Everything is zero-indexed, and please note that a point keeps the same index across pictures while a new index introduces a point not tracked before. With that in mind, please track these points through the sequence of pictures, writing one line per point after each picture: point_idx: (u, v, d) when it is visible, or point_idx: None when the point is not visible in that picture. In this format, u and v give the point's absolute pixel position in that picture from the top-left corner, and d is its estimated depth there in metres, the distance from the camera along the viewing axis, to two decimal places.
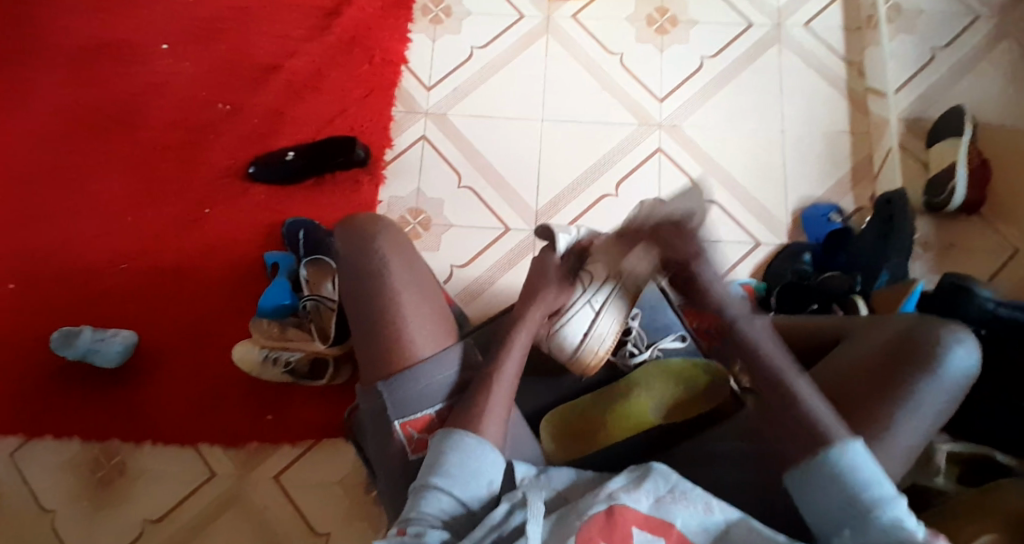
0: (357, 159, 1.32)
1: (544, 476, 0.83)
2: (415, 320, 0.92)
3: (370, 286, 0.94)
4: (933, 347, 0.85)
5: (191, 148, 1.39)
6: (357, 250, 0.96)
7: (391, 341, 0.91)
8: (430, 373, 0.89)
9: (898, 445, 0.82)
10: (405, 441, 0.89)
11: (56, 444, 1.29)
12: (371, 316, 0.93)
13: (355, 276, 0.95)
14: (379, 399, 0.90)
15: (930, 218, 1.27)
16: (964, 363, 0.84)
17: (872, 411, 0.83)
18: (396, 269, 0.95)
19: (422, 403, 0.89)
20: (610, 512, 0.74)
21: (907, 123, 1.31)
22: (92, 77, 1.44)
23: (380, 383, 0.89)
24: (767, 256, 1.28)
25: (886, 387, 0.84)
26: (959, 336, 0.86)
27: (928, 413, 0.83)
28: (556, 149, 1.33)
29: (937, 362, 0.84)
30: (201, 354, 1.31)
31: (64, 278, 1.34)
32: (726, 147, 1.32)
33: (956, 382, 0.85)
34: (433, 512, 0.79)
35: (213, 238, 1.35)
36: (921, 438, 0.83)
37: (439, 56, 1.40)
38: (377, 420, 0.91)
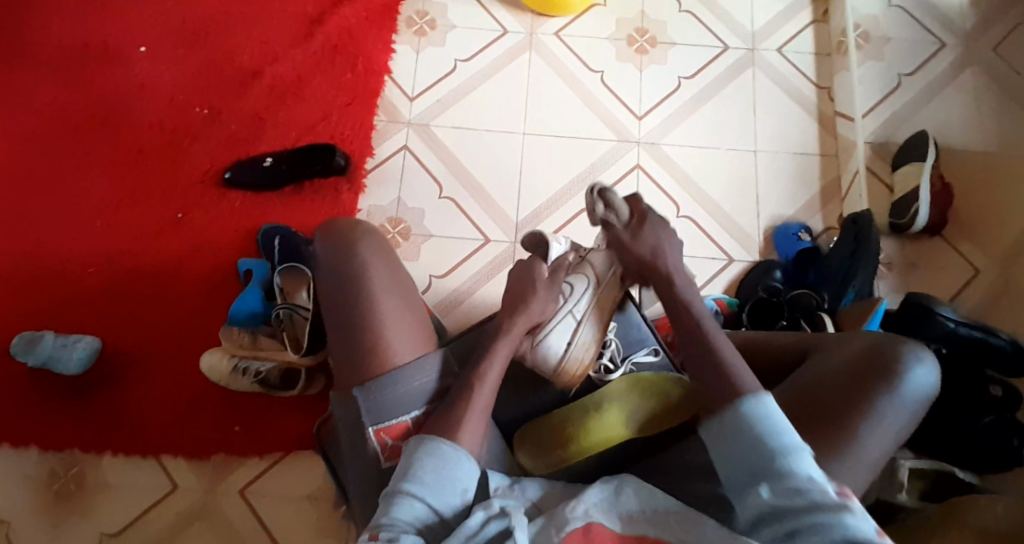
0: (337, 167, 1.32)
1: (519, 487, 0.83)
2: (393, 326, 0.90)
3: (349, 288, 0.91)
4: (897, 361, 0.87)
5: (165, 152, 1.37)
6: (336, 250, 0.94)
7: (369, 344, 0.88)
8: (410, 379, 0.87)
9: (865, 456, 0.84)
10: (380, 450, 0.87)
11: (12, 454, 1.23)
12: (348, 318, 0.90)
13: (333, 277, 0.93)
14: (354, 404, 0.87)
15: (895, 239, 1.32)
16: (926, 380, 0.87)
17: (840, 423, 0.85)
18: (376, 272, 0.93)
19: (399, 409, 0.87)
20: (587, 529, 0.74)
21: (874, 146, 1.36)
22: (63, 78, 1.41)
23: (357, 388, 0.87)
24: (740, 272, 1.30)
25: (853, 400, 0.85)
26: (921, 352, 0.88)
27: (892, 427, 0.85)
28: (537, 162, 1.34)
29: (901, 376, 0.86)
30: (169, 362, 1.28)
31: (26, 281, 1.29)
32: (702, 164, 1.35)
33: (919, 398, 0.87)
34: (406, 518, 0.77)
35: (185, 244, 1.32)
36: (886, 450, 0.85)
37: (422, 68, 1.40)
38: (352, 427, 0.88)
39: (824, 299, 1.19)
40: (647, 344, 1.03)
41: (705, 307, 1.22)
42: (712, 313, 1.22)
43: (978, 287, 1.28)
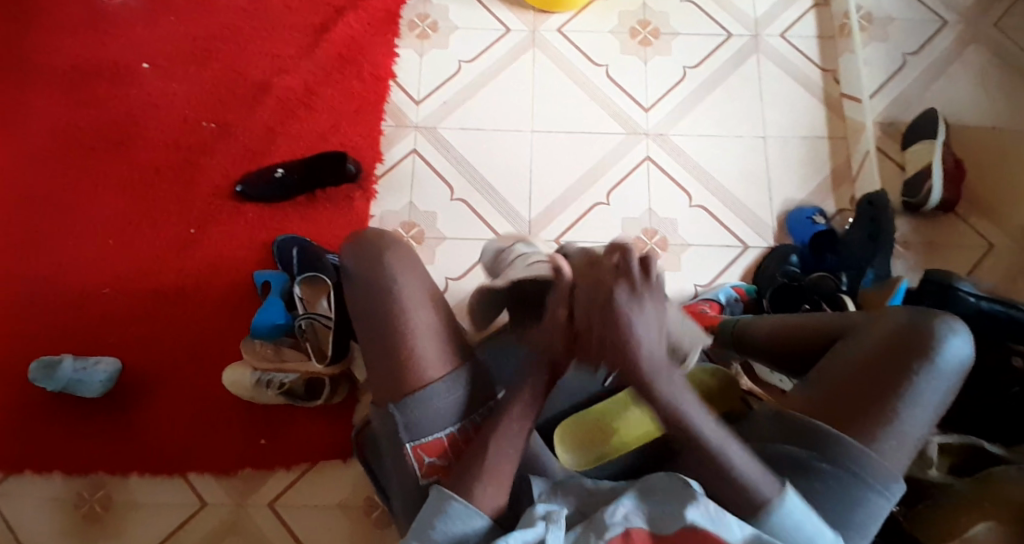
0: (348, 174, 1.32)
1: (560, 491, 0.83)
2: (423, 336, 0.90)
3: (379, 301, 0.92)
4: (933, 336, 0.87)
5: (174, 168, 1.36)
6: (367, 262, 0.94)
7: (399, 359, 0.89)
8: (442, 396, 0.87)
9: (905, 437, 0.85)
10: (417, 465, 0.88)
11: (38, 478, 1.24)
12: (377, 332, 0.91)
13: (362, 289, 0.94)
14: (391, 420, 0.88)
15: (910, 218, 1.32)
16: (961, 350, 0.87)
17: (880, 405, 0.85)
18: (403, 281, 0.93)
19: (435, 426, 0.88)
20: (627, 536, 0.75)
21: (883, 127, 1.36)
22: (67, 96, 1.40)
23: (393, 405, 0.88)
24: (757, 258, 1.31)
25: (891, 380, 0.86)
26: (955, 325, 0.88)
27: (930, 400, 0.86)
28: (547, 160, 1.34)
29: (936, 352, 0.86)
30: (191, 378, 1.28)
31: (42, 305, 1.29)
32: (712, 154, 1.35)
33: (955, 369, 0.87)
34: None
35: (200, 259, 1.32)
36: (925, 427, 0.86)
37: (426, 72, 1.40)
38: (391, 443, 0.90)
39: (843, 281, 1.20)
40: None
41: (724, 296, 1.25)
42: (732, 301, 1.25)
43: (996, 260, 1.28)
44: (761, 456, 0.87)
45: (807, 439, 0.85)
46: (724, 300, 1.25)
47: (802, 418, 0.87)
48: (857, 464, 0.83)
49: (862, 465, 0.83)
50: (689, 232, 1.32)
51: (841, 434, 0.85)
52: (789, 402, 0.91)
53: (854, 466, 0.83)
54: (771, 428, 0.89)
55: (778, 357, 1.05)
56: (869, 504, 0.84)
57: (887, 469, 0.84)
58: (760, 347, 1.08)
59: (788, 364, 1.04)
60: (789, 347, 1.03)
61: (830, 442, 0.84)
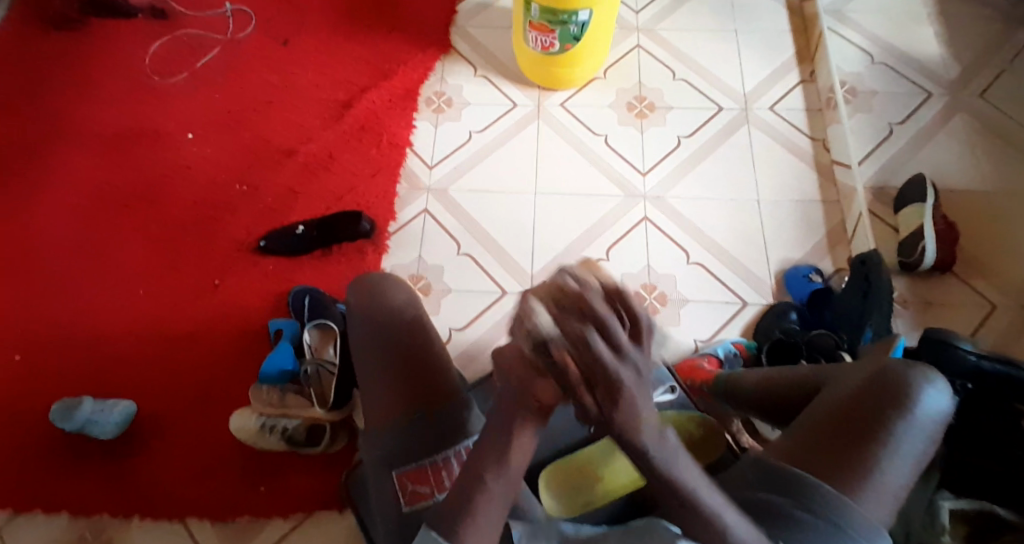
0: (362, 231, 1.41)
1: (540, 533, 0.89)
2: (412, 371, 1.00)
3: (373, 339, 1.03)
4: (909, 388, 0.92)
5: (203, 227, 1.46)
6: (370, 302, 1.06)
7: (387, 392, 0.99)
8: (430, 426, 0.96)
9: (887, 486, 0.88)
10: (399, 493, 0.93)
11: (44, 518, 1.26)
12: (368, 368, 1.02)
13: (361, 330, 1.05)
14: (378, 448, 0.96)
15: (906, 276, 1.35)
16: (940, 403, 0.92)
17: (858, 452, 0.89)
18: (397, 321, 1.04)
19: (417, 454, 0.95)
20: None
21: (873, 191, 1.41)
22: (115, 163, 1.53)
23: (374, 438, 0.98)
24: (755, 315, 1.34)
25: (869, 429, 0.90)
26: (929, 377, 0.93)
27: (910, 449, 0.90)
28: (549, 218, 1.41)
29: (912, 403, 0.91)
30: (202, 424, 1.32)
31: (68, 350, 1.36)
32: (709, 215, 1.42)
33: (935, 420, 0.92)
34: None
35: (219, 311, 1.39)
36: (906, 478, 0.89)
37: (440, 140, 1.51)
38: (378, 475, 0.96)
39: (842, 339, 1.21)
40: (663, 382, 1.19)
41: (723, 350, 1.28)
42: (731, 356, 1.28)
43: (996, 319, 1.30)
44: (742, 503, 0.90)
45: (788, 489, 0.88)
46: (722, 355, 1.28)
47: (787, 467, 0.90)
48: (838, 514, 0.86)
49: (841, 512, 0.86)
50: (687, 288, 1.36)
51: (824, 484, 0.88)
52: (773, 450, 0.94)
53: (836, 518, 0.85)
54: (756, 478, 0.91)
55: (763, 409, 1.09)
56: None
57: (868, 519, 0.86)
58: (747, 401, 1.11)
59: (775, 416, 1.07)
60: (776, 402, 1.06)
61: (810, 491, 0.87)
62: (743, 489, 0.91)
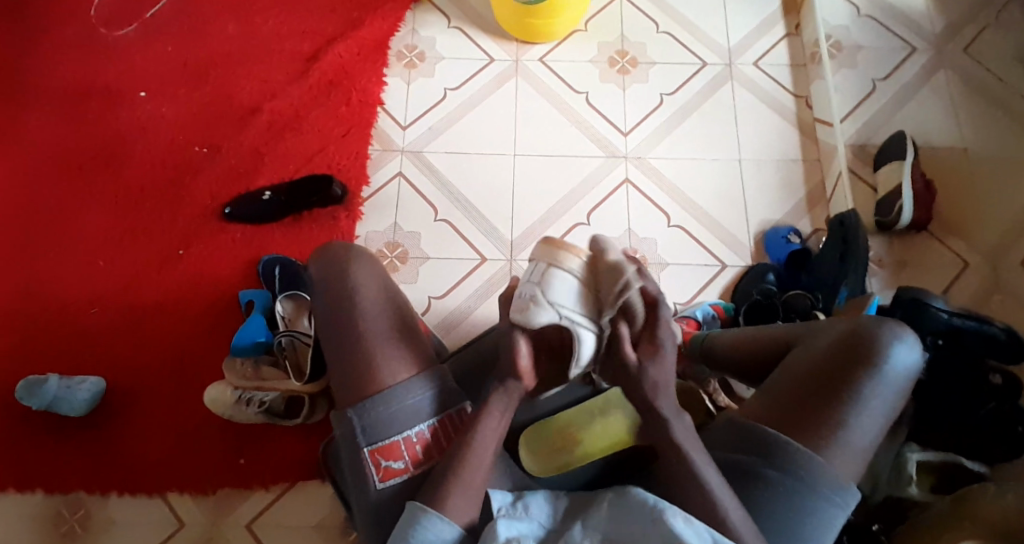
0: (334, 197, 1.36)
1: (521, 504, 0.85)
2: (385, 345, 0.94)
3: (343, 313, 0.96)
4: (879, 344, 0.92)
5: (162, 192, 1.39)
6: (327, 269, 1.00)
7: (365, 363, 0.93)
8: (400, 401, 0.91)
9: (855, 444, 0.89)
10: (373, 468, 0.90)
11: (17, 496, 1.24)
12: (343, 342, 0.95)
13: (335, 303, 0.97)
14: (349, 425, 0.91)
15: (883, 237, 1.36)
16: (907, 360, 0.92)
17: (828, 412, 0.90)
18: (366, 291, 0.98)
19: (391, 430, 0.90)
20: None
21: (855, 149, 1.39)
22: (64, 122, 1.44)
23: (351, 409, 0.91)
24: (734, 277, 1.34)
25: (838, 388, 0.91)
26: (900, 334, 0.93)
27: (878, 406, 0.90)
28: (528, 181, 1.38)
29: (882, 360, 0.91)
30: (175, 397, 1.29)
31: (28, 324, 1.31)
32: (690, 176, 1.39)
33: (904, 377, 0.92)
34: None
35: (185, 282, 1.34)
36: (875, 434, 0.90)
37: (413, 99, 1.44)
38: (349, 450, 0.91)
39: (817, 300, 1.23)
40: None
41: (702, 313, 1.26)
42: (709, 319, 1.26)
43: (969, 278, 1.31)
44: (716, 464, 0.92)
45: (759, 448, 0.90)
46: (701, 317, 1.26)
47: (756, 427, 0.91)
48: (807, 471, 0.87)
49: (811, 472, 0.87)
50: (668, 251, 1.35)
51: (793, 441, 0.89)
52: (744, 410, 0.95)
53: (803, 475, 0.87)
54: (727, 438, 0.93)
55: (736, 369, 1.09)
56: (822, 513, 0.87)
57: (837, 477, 0.87)
58: (727, 364, 1.11)
59: (745, 377, 1.08)
60: (745, 361, 1.07)
61: (779, 449, 0.89)
62: (716, 451, 0.94)
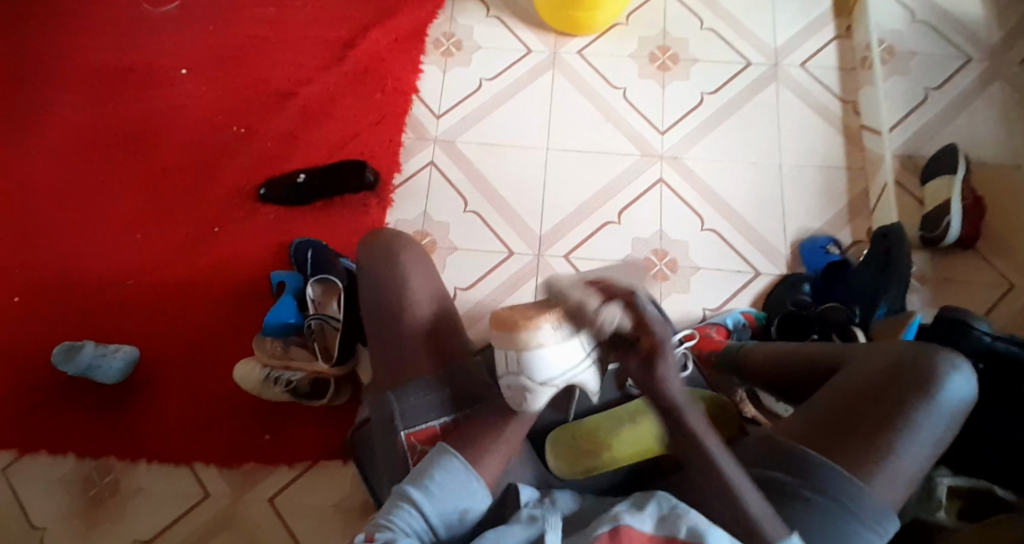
0: (366, 183, 1.36)
1: (548, 500, 0.87)
2: (421, 339, 1.02)
3: (387, 298, 1.03)
4: (934, 373, 0.91)
5: (201, 170, 1.42)
6: (379, 256, 1.06)
7: (401, 357, 1.01)
8: (434, 392, 0.98)
9: (900, 472, 0.87)
10: (408, 451, 0.96)
11: (51, 459, 1.29)
12: (386, 326, 1.03)
13: (378, 288, 1.05)
14: (388, 409, 0.98)
15: (927, 252, 1.31)
16: (962, 389, 0.90)
17: (875, 438, 0.88)
18: (412, 281, 1.05)
19: (426, 415, 0.97)
20: (615, 534, 0.76)
21: (901, 160, 1.35)
22: (108, 97, 1.47)
23: (391, 393, 0.98)
24: (767, 285, 1.31)
25: (887, 413, 0.89)
26: (957, 363, 0.92)
27: (928, 436, 0.88)
28: (559, 176, 1.37)
29: (936, 389, 0.90)
30: (204, 372, 1.33)
31: (67, 293, 1.35)
32: (725, 178, 1.37)
33: (957, 407, 0.90)
34: (407, 522, 0.83)
35: (218, 259, 1.37)
36: (920, 463, 0.88)
37: (448, 88, 1.44)
38: (386, 433, 0.98)
39: (855, 312, 1.18)
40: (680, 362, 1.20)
41: (732, 321, 1.26)
42: (740, 327, 1.26)
43: (1013, 300, 1.27)
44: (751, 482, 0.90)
45: (798, 468, 0.88)
46: (731, 325, 1.26)
47: (796, 447, 0.90)
48: (848, 496, 0.85)
49: (852, 497, 0.85)
50: (700, 254, 1.33)
51: (834, 464, 0.87)
52: (782, 429, 0.94)
53: (843, 499, 0.85)
54: (762, 456, 0.92)
55: (776, 385, 1.08)
56: (859, 539, 0.85)
57: (878, 502, 0.85)
58: (761, 377, 1.10)
59: (781, 392, 1.08)
60: (783, 377, 1.06)
61: (818, 471, 0.87)
62: (751, 468, 0.92)
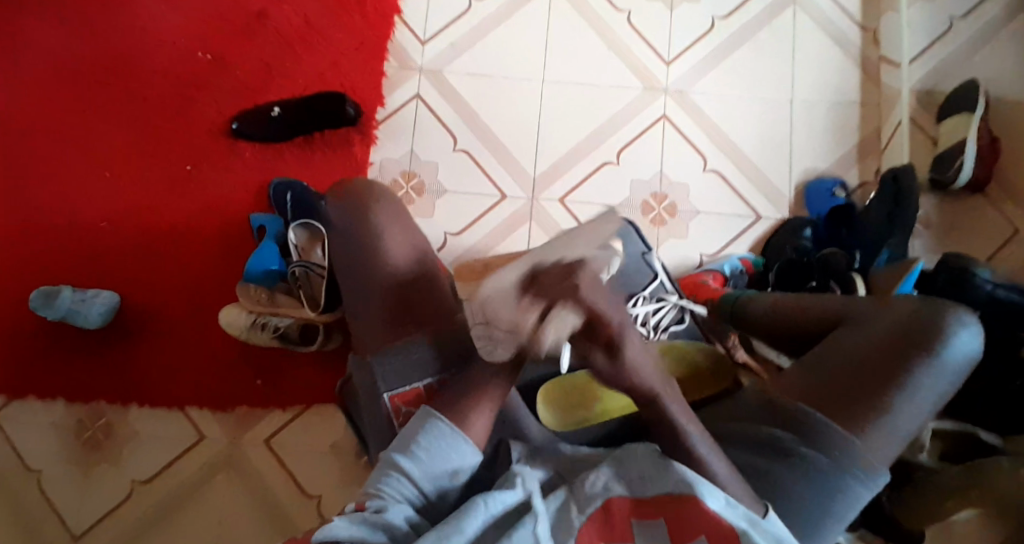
0: (348, 117, 1.28)
1: (541, 456, 0.85)
2: (404, 301, 0.94)
3: (364, 258, 0.95)
4: (940, 330, 0.88)
5: (169, 100, 1.33)
6: (349, 208, 0.98)
7: (382, 323, 0.94)
8: (416, 352, 0.90)
9: (897, 430, 0.85)
10: (393, 414, 0.90)
11: (42, 403, 1.28)
12: (364, 289, 0.95)
13: (349, 249, 0.97)
14: (370, 371, 0.91)
15: (935, 195, 1.26)
16: (968, 346, 0.88)
17: (875, 397, 0.86)
18: (388, 236, 0.96)
19: (412, 376, 0.90)
20: (606, 505, 0.76)
21: (919, 96, 1.28)
22: (67, 17, 1.36)
23: (372, 355, 0.91)
24: (768, 230, 1.26)
25: (889, 372, 0.87)
26: (963, 319, 0.89)
27: (928, 394, 0.86)
28: (556, 112, 1.29)
29: (941, 346, 0.87)
30: (190, 315, 1.29)
31: (37, 234, 1.29)
32: (736, 113, 1.30)
33: (961, 363, 0.88)
34: (395, 492, 0.78)
35: (196, 197, 1.31)
36: (918, 420, 0.87)
37: (433, 11, 1.34)
38: (371, 394, 0.92)
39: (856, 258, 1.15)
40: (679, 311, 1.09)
41: (729, 268, 1.21)
42: (736, 274, 1.21)
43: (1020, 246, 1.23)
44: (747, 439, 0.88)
45: (796, 426, 0.86)
46: (727, 272, 1.21)
47: (794, 405, 0.87)
48: (843, 455, 0.84)
49: (848, 455, 0.84)
50: (700, 197, 1.27)
51: (832, 423, 0.85)
52: (782, 384, 0.91)
53: (838, 457, 0.84)
54: (758, 413, 0.90)
55: (776, 339, 1.04)
56: (851, 495, 0.84)
57: (873, 460, 0.84)
58: (759, 329, 1.06)
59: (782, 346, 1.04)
60: (783, 329, 1.02)
61: (816, 429, 0.85)
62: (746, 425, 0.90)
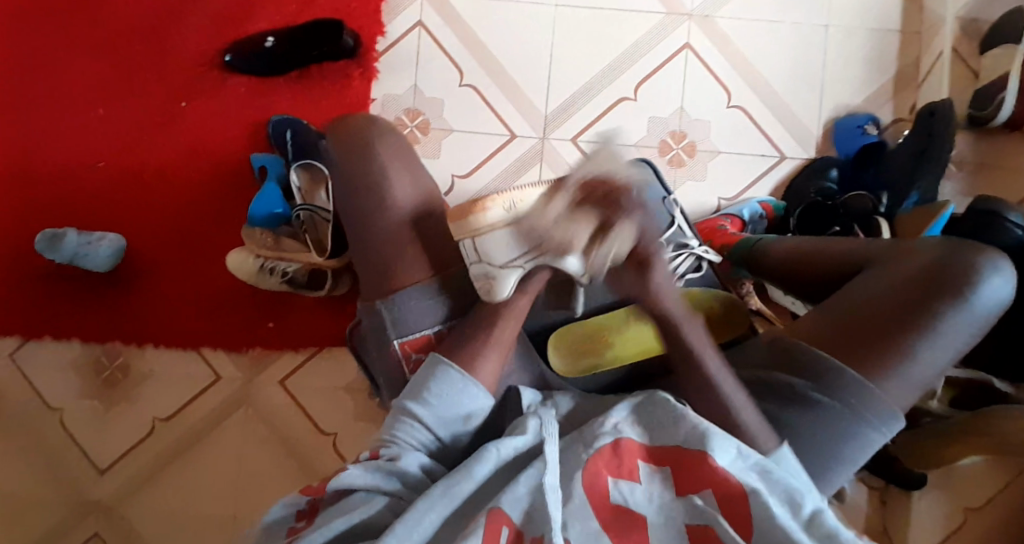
0: (346, 49, 1.21)
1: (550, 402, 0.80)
2: (407, 251, 0.86)
3: (363, 204, 0.87)
4: (970, 274, 0.80)
5: (160, 32, 1.26)
6: (348, 148, 0.88)
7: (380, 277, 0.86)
8: (427, 298, 0.85)
9: (917, 376, 0.79)
10: (403, 362, 0.86)
11: (48, 345, 1.24)
12: (365, 238, 0.87)
13: (347, 195, 0.88)
14: (376, 317, 0.86)
15: (972, 132, 1.17)
16: (1000, 292, 0.80)
17: (895, 342, 0.79)
18: (390, 181, 0.87)
19: (422, 322, 0.85)
20: (616, 446, 0.72)
21: (963, 24, 1.16)
22: None
23: (380, 300, 0.85)
24: (792, 170, 1.19)
25: (911, 317, 0.80)
26: (996, 264, 0.81)
27: (952, 341, 0.79)
28: (571, 41, 1.21)
29: (971, 291, 0.79)
30: (194, 254, 1.25)
31: (35, 172, 1.25)
32: (765, 42, 1.21)
33: (991, 310, 0.81)
34: (408, 439, 0.76)
35: (195, 134, 1.25)
36: (939, 368, 0.80)
37: None
38: (377, 343, 0.87)
39: (881, 201, 1.08)
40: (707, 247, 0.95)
41: (749, 212, 1.14)
42: (757, 219, 1.14)
43: None
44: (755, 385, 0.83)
45: (807, 369, 0.81)
46: (747, 217, 1.14)
47: (807, 347, 0.81)
48: (857, 399, 0.78)
49: (862, 401, 0.78)
50: (722, 134, 1.20)
51: (847, 367, 0.79)
52: (796, 327, 0.85)
53: (852, 403, 0.78)
54: (767, 355, 0.85)
55: (796, 283, 0.97)
56: (863, 441, 0.79)
57: (888, 406, 0.78)
58: (776, 273, 0.99)
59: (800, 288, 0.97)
60: (802, 271, 0.95)
61: (829, 372, 0.80)
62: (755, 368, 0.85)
